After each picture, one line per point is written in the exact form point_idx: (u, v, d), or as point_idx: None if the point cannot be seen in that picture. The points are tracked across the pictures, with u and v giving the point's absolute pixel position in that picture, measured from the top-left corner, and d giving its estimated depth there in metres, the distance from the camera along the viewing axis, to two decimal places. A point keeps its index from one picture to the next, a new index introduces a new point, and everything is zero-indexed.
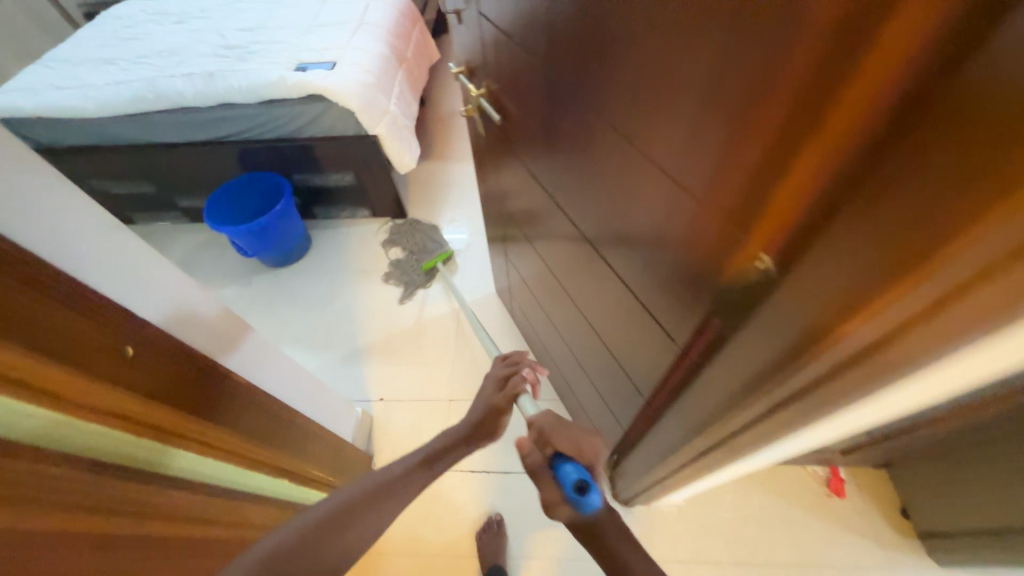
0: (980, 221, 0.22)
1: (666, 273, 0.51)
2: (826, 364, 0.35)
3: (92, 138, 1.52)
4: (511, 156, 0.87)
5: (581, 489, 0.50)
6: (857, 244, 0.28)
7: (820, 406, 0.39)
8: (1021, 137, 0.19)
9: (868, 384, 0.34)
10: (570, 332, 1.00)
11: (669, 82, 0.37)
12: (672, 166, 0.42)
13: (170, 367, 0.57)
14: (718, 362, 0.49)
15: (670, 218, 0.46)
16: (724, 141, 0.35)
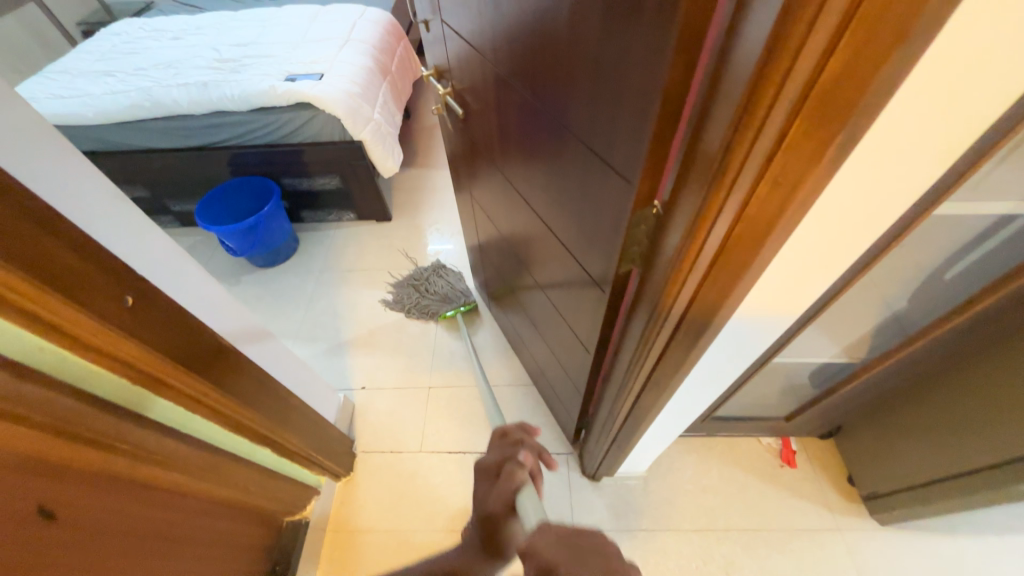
0: (744, 146, 0.31)
1: (588, 234, 0.60)
2: (692, 285, 0.44)
3: (88, 145, 1.60)
4: (476, 149, 0.96)
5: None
6: (693, 177, 0.38)
7: (699, 327, 0.48)
8: (749, 82, 0.29)
9: (722, 297, 0.43)
10: (535, 314, 1.09)
11: (573, 66, 0.47)
12: (581, 137, 0.51)
13: (168, 322, 0.64)
14: (637, 306, 0.57)
15: (586, 181, 0.55)
16: (609, 109, 0.44)
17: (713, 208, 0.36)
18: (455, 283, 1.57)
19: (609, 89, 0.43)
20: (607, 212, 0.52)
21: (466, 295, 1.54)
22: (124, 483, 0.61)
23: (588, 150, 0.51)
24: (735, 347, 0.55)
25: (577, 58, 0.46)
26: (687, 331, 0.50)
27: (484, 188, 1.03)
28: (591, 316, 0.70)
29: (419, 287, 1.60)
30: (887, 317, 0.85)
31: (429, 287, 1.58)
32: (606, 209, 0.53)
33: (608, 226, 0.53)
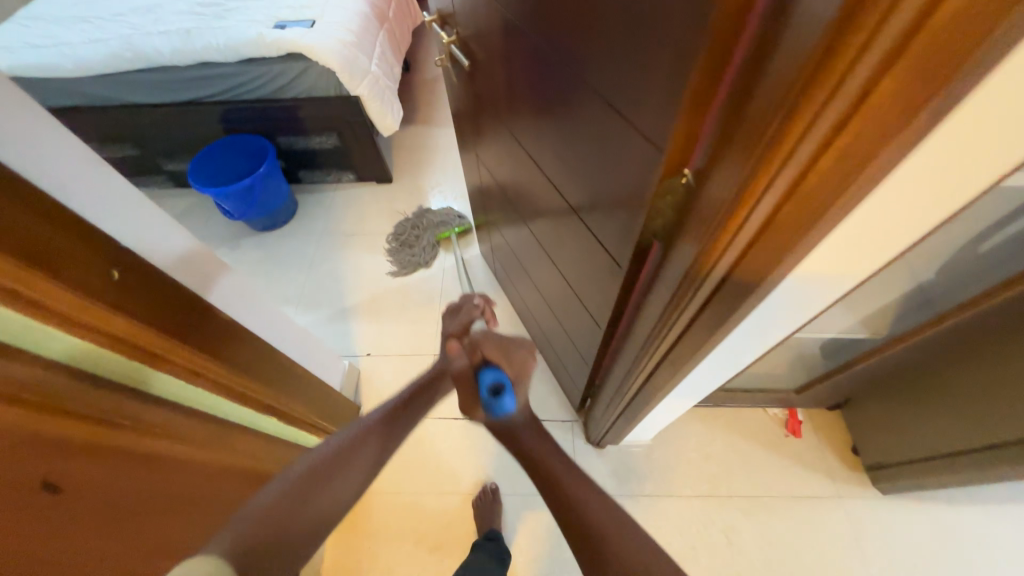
0: (798, 121, 0.27)
1: (603, 204, 0.55)
2: (724, 267, 0.41)
3: (72, 100, 1.52)
4: (482, 106, 0.89)
5: (495, 390, 0.61)
6: (734, 149, 0.33)
7: (727, 312, 0.45)
8: (814, 43, 0.24)
9: (760, 283, 0.39)
10: (543, 283, 1.05)
11: (596, 9, 0.40)
12: (602, 95, 0.46)
13: (159, 296, 0.61)
14: (656, 283, 0.53)
15: (605, 148, 0.50)
16: (637, 63, 0.38)
17: (760, 183, 0.32)
18: (443, 210, 1.67)
19: (639, 39, 0.37)
20: (627, 182, 0.47)
21: (457, 216, 1.64)
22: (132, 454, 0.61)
23: (610, 109, 0.45)
24: (763, 328, 0.51)
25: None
26: (714, 311, 0.46)
27: (490, 148, 0.96)
28: (604, 288, 0.66)
29: (414, 226, 1.65)
30: (914, 291, 0.81)
31: (422, 223, 1.65)
32: (625, 178, 0.48)
33: (627, 196, 0.49)
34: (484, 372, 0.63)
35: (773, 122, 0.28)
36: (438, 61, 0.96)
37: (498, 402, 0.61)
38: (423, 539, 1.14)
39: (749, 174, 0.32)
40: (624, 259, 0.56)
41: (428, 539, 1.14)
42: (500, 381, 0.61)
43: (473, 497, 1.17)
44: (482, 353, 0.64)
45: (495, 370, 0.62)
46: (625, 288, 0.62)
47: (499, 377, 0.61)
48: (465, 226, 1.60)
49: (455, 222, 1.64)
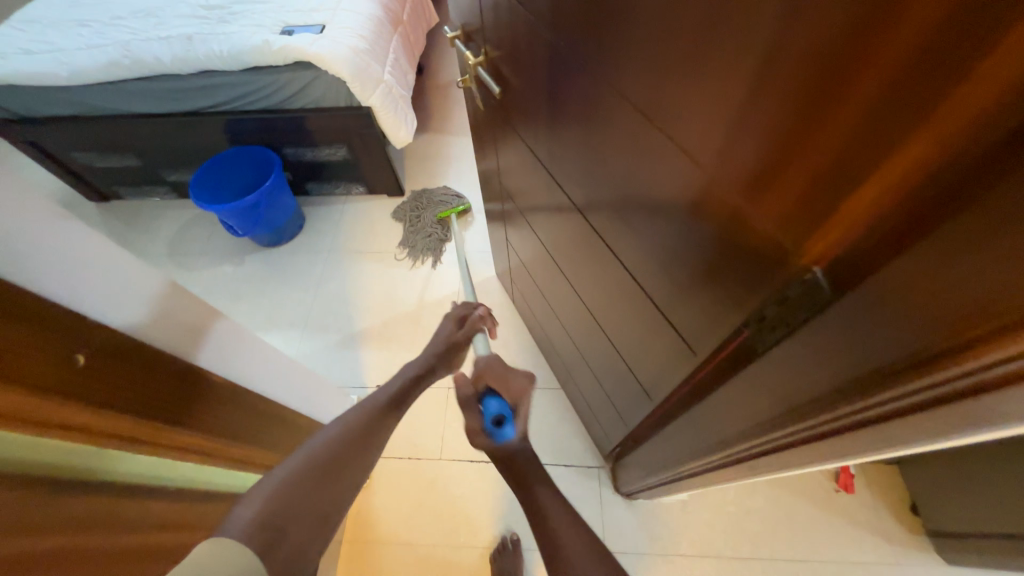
0: None
1: (682, 275, 0.46)
2: (879, 402, 0.30)
3: (70, 109, 1.43)
4: (511, 132, 0.78)
5: (499, 420, 0.60)
6: (950, 266, 0.23)
7: (866, 445, 0.34)
8: None
9: (938, 431, 0.28)
10: (574, 325, 0.95)
11: (715, 53, 0.30)
12: (704, 159, 0.35)
13: (136, 373, 0.53)
14: (745, 380, 0.43)
15: (696, 216, 0.39)
16: (778, 131, 0.28)
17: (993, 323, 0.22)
18: (435, 192, 1.68)
19: (791, 103, 0.26)
20: (735, 258, 0.38)
21: (450, 195, 1.65)
22: (118, 560, 0.51)
23: (715, 178, 0.35)
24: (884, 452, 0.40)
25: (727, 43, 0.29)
26: (835, 441, 0.36)
27: (520, 178, 0.86)
28: (670, 359, 0.56)
29: (415, 214, 1.63)
30: None
31: (420, 209, 1.64)
32: (735, 255, 0.37)
33: (734, 274, 0.38)
34: (487, 400, 0.63)
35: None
36: (461, 79, 0.86)
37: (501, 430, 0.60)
38: None
39: (980, 303, 0.22)
40: (711, 339, 0.46)
41: None
42: (502, 411, 0.61)
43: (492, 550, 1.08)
44: (485, 380, 0.65)
45: (500, 399, 0.63)
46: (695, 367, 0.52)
47: (503, 408, 0.62)
48: (465, 206, 1.60)
49: (450, 200, 1.64)
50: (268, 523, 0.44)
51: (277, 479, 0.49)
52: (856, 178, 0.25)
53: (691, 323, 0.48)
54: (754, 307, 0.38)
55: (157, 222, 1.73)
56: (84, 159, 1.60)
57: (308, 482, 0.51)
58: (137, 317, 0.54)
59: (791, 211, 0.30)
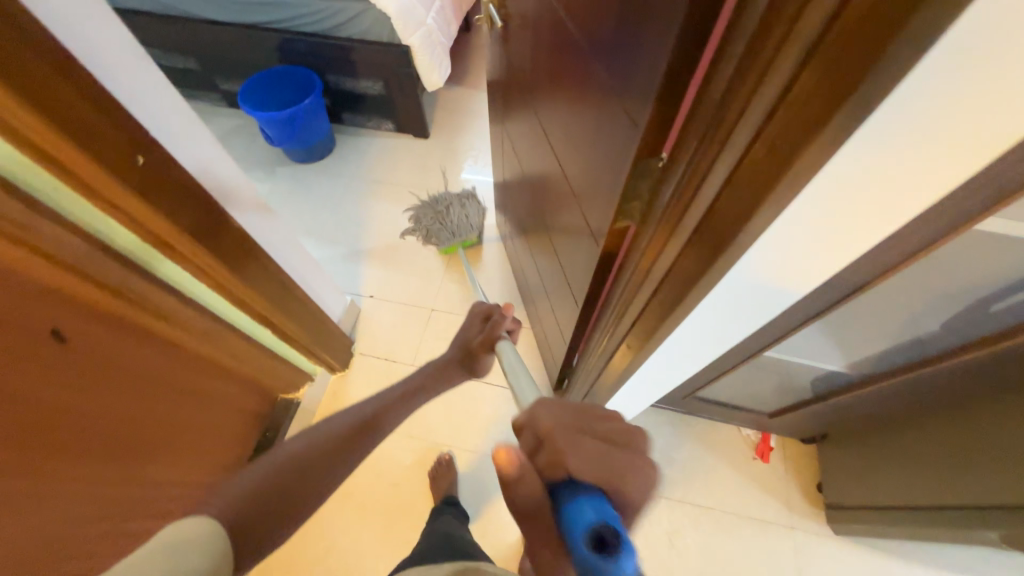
0: (738, 108, 0.30)
1: (594, 178, 0.58)
2: (677, 248, 0.43)
3: (146, 5, 1.60)
4: (512, 72, 0.90)
5: (601, 541, 0.35)
6: (697, 131, 0.35)
7: (676, 298, 0.47)
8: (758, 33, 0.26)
9: (700, 270, 0.41)
10: (540, 260, 1.07)
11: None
12: (605, 68, 0.47)
13: (181, 194, 0.67)
14: (628, 265, 0.55)
15: (598, 120, 0.52)
16: (630, 35, 0.40)
17: (709, 162, 0.34)
18: (469, 213, 1.42)
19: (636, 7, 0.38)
20: (612, 155, 0.49)
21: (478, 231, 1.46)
22: (126, 325, 0.70)
23: (609, 81, 0.47)
24: (716, 320, 0.53)
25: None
26: (667, 291, 0.48)
27: (515, 119, 0.97)
28: (581, 260, 0.68)
29: (432, 215, 1.40)
30: (905, 336, 0.77)
31: (438, 220, 1.40)
32: (609, 149, 0.49)
33: (611, 168, 0.50)
34: (573, 501, 0.37)
35: (723, 101, 0.31)
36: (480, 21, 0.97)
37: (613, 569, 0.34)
38: (384, 473, 1.23)
39: (703, 150, 0.35)
40: (604, 238, 0.57)
41: (388, 473, 1.23)
42: (606, 523, 0.36)
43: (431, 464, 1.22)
44: (563, 463, 0.39)
45: (596, 498, 0.37)
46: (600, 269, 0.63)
47: (603, 515, 0.36)
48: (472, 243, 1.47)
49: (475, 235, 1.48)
50: (237, 518, 0.47)
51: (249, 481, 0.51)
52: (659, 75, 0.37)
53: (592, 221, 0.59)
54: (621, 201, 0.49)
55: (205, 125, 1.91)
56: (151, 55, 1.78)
57: (274, 493, 0.51)
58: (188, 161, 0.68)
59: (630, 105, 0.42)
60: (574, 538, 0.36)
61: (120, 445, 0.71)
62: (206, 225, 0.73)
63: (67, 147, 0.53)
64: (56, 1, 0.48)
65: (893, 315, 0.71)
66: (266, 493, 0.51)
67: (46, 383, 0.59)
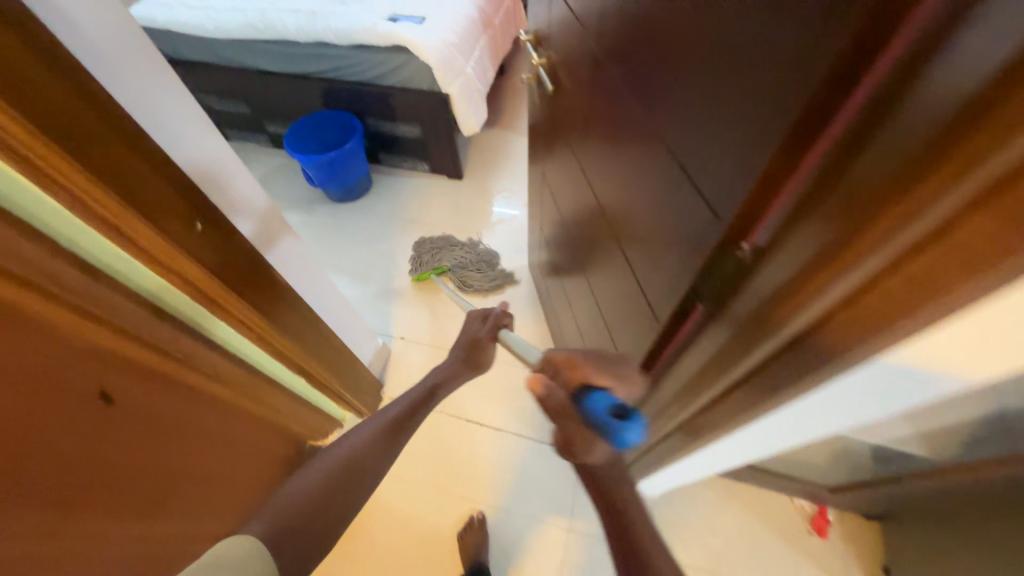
0: (885, 220, 0.27)
1: (656, 243, 0.55)
2: (772, 345, 0.40)
3: (205, 56, 1.71)
4: (557, 128, 0.89)
5: (621, 414, 0.47)
6: (812, 230, 0.32)
7: (767, 389, 0.43)
8: (924, 142, 0.24)
9: (809, 367, 0.38)
10: (581, 311, 1.04)
11: (691, 51, 0.39)
12: (677, 148, 0.45)
13: (232, 255, 0.68)
14: (695, 345, 0.51)
15: (667, 197, 0.49)
16: (719, 113, 0.38)
17: (833, 269, 0.31)
18: (466, 256, 1.61)
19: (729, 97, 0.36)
20: (690, 225, 0.46)
21: (458, 264, 1.59)
22: (177, 384, 0.71)
23: (682, 155, 0.44)
24: (808, 423, 0.49)
25: (698, 45, 0.38)
26: (759, 381, 0.44)
27: (558, 171, 0.96)
28: (642, 333, 0.64)
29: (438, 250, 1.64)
30: (993, 420, 0.70)
31: (436, 251, 1.63)
32: (685, 227, 0.46)
33: (684, 242, 0.47)
34: (593, 396, 0.49)
35: (860, 202, 0.28)
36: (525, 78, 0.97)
37: (623, 431, 0.46)
38: (410, 527, 1.18)
39: (822, 251, 0.32)
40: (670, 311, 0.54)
41: (414, 528, 1.18)
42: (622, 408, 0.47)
43: (460, 528, 1.15)
44: (583, 375, 0.53)
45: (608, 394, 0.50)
46: (659, 341, 0.60)
47: (616, 400, 0.48)
48: (439, 272, 1.57)
49: (450, 264, 1.58)
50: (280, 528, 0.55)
51: (287, 499, 0.58)
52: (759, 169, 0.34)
53: (657, 297, 0.57)
54: (699, 279, 0.46)
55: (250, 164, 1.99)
56: (206, 101, 1.88)
57: (321, 501, 0.59)
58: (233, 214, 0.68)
59: (720, 190, 0.40)
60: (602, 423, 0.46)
61: (155, 506, 0.70)
62: (252, 282, 0.73)
63: (137, 221, 0.53)
64: (124, 76, 0.50)
65: (979, 404, 0.64)
66: (307, 507, 0.57)
67: (95, 449, 0.58)
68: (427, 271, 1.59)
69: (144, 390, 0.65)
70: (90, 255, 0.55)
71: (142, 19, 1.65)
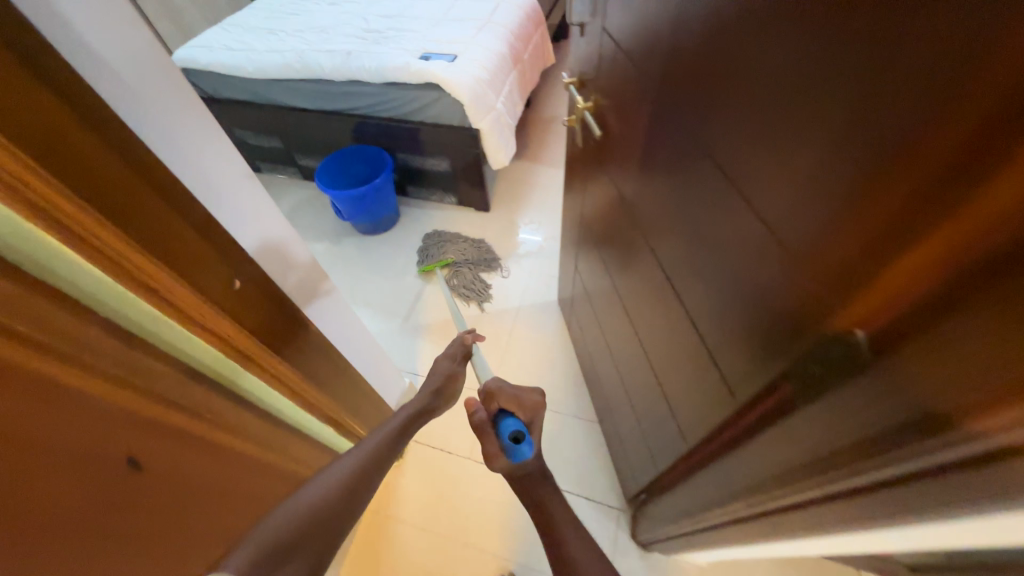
0: None
1: (731, 314, 0.50)
2: (869, 468, 0.33)
3: (244, 95, 1.76)
4: (600, 170, 0.86)
5: (516, 438, 0.60)
6: (968, 346, 0.26)
7: (858, 516, 0.36)
8: None
9: (907, 510, 0.31)
10: (624, 358, 0.98)
11: (790, 116, 0.35)
12: (770, 215, 0.40)
13: (266, 310, 0.65)
14: (777, 430, 0.45)
15: (757, 265, 0.43)
16: (836, 192, 0.33)
17: (990, 411, 0.25)
18: (470, 254, 1.71)
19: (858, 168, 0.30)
20: (779, 303, 0.41)
21: (460, 257, 1.69)
22: (205, 446, 0.67)
23: (777, 228, 0.39)
24: (871, 545, 0.42)
25: (804, 112, 0.34)
26: (848, 504, 0.37)
27: (601, 214, 0.92)
28: (711, 401, 0.58)
29: (443, 244, 1.75)
30: None
31: (442, 245, 1.74)
32: (782, 301, 0.41)
33: (771, 320, 0.43)
34: (503, 420, 0.63)
35: None
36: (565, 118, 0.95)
37: (520, 450, 0.60)
38: None
39: (975, 378, 0.26)
40: (747, 388, 0.49)
41: None
42: (520, 432, 0.61)
43: None
44: (498, 402, 0.66)
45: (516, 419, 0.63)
46: (733, 415, 0.54)
47: (520, 425, 0.61)
48: (444, 261, 1.67)
49: (454, 258, 1.69)
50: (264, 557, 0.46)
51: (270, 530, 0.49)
52: (897, 253, 0.29)
53: (734, 366, 0.51)
54: (797, 359, 0.40)
55: (281, 196, 2.02)
56: (242, 136, 1.94)
57: (314, 525, 0.51)
58: (268, 265, 0.65)
59: (835, 270, 0.34)
60: (502, 438, 0.60)
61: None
62: (284, 335, 0.70)
63: (178, 285, 0.51)
64: (169, 136, 0.49)
65: None
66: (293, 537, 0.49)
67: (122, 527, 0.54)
68: (431, 264, 1.69)
69: (174, 455, 0.61)
70: (126, 320, 0.53)
71: (186, 61, 1.72)
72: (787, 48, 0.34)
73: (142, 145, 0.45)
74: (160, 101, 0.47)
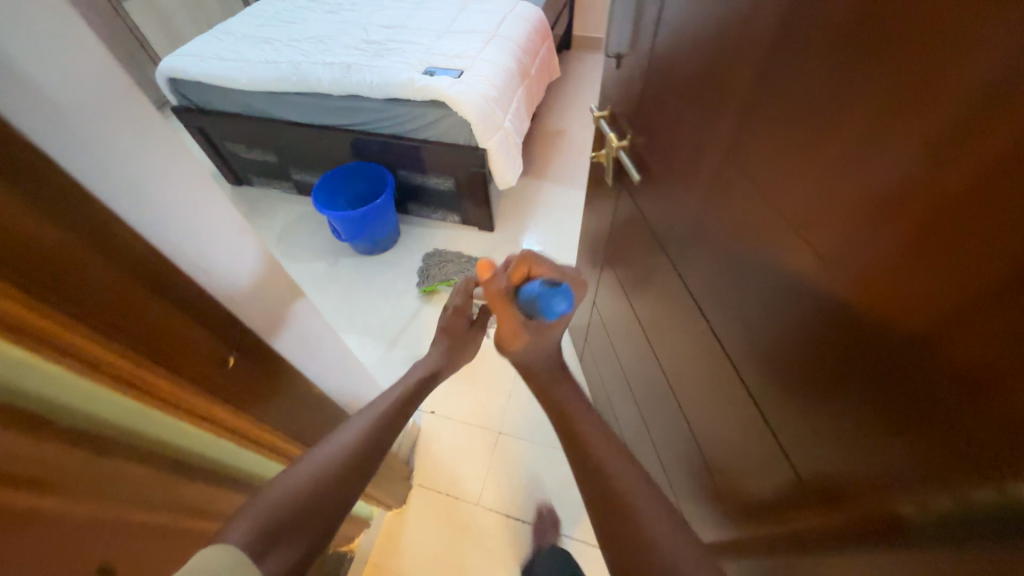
0: None
1: (806, 393, 0.45)
2: None
3: (236, 107, 1.66)
4: (632, 211, 0.79)
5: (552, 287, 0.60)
6: None
7: None
8: None
9: None
10: (652, 411, 0.91)
11: (950, 220, 0.28)
12: (897, 321, 0.34)
13: (259, 380, 0.57)
14: (886, 554, 0.39)
15: (866, 369, 0.37)
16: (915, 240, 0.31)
17: None
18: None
19: None
20: (872, 392, 0.37)
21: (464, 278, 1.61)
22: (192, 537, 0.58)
23: (857, 287, 0.36)
24: None
25: (976, 220, 0.27)
26: None
27: (630, 256, 0.85)
28: (781, 486, 0.52)
29: (445, 262, 1.68)
30: None
31: (444, 265, 1.66)
32: (911, 423, 0.34)
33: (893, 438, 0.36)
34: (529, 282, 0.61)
35: None
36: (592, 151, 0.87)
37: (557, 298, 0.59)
38: None
39: None
40: (821, 461, 0.45)
41: None
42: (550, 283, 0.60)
43: None
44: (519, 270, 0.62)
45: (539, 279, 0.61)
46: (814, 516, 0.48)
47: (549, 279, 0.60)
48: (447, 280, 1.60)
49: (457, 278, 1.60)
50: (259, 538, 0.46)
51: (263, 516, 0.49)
52: None
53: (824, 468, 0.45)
54: (930, 495, 0.34)
55: (274, 211, 1.92)
56: (233, 149, 1.84)
57: (324, 500, 0.53)
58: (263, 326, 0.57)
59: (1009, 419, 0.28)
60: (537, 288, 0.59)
61: None
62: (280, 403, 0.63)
63: (161, 373, 0.43)
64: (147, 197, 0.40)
65: None
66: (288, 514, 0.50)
67: None
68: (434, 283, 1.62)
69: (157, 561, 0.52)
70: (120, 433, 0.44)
71: (174, 71, 1.62)
72: (955, 138, 0.27)
73: (117, 217, 0.37)
74: (140, 158, 0.39)
